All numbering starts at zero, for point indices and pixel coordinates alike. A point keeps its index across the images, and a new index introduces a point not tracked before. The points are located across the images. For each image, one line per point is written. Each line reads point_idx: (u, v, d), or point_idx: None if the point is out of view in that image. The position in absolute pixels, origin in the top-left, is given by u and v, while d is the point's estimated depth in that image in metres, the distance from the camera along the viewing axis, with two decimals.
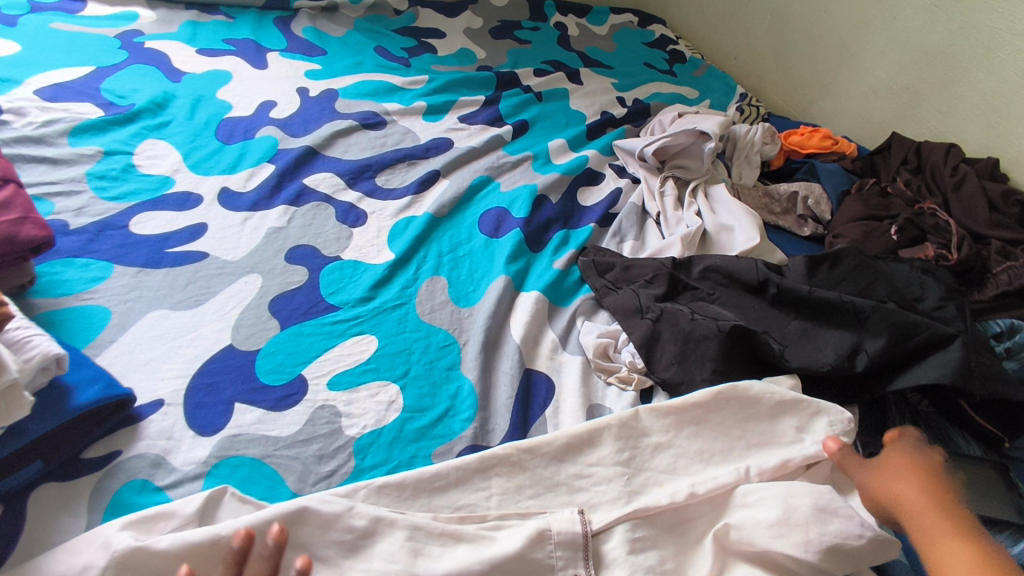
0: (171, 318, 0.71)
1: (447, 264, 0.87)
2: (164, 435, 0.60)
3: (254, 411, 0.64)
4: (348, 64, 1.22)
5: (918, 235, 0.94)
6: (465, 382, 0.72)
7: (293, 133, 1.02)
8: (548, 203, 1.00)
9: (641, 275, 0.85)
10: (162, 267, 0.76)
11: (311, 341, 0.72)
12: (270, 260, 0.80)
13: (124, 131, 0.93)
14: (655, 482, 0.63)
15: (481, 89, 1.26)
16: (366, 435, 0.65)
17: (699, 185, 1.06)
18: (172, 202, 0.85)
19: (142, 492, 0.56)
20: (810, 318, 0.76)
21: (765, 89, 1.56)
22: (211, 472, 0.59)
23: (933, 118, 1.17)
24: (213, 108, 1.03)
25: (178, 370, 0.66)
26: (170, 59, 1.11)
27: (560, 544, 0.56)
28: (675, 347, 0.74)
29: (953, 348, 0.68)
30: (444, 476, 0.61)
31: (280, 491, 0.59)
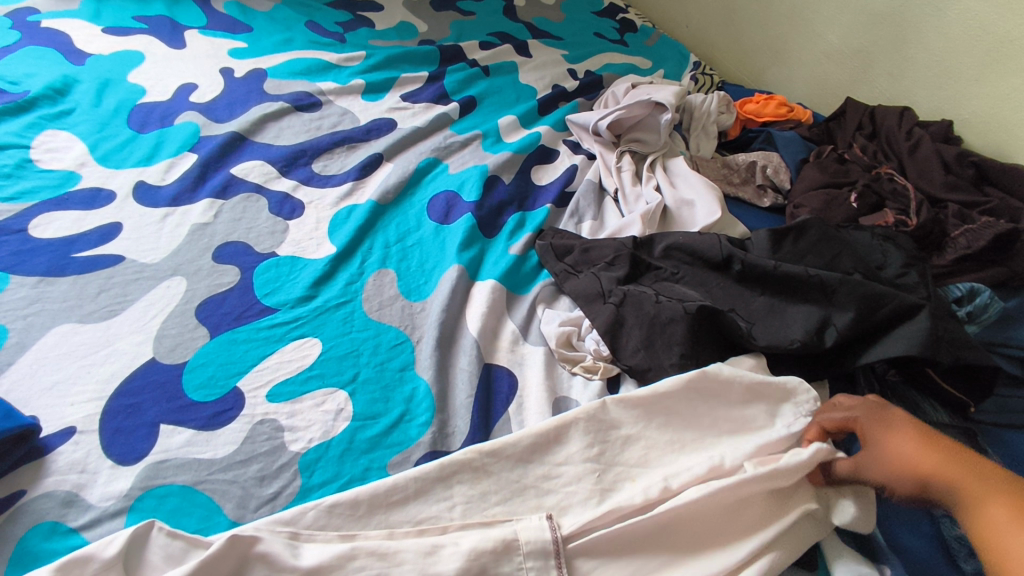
0: (81, 333, 0.62)
1: (395, 255, 0.81)
2: (76, 468, 0.53)
3: (183, 432, 0.57)
4: (276, 41, 1.12)
5: (876, 202, 0.93)
6: (421, 383, 0.67)
7: (217, 118, 0.93)
8: (500, 184, 0.95)
9: (601, 257, 0.81)
10: (68, 275, 0.67)
11: (246, 349, 0.65)
12: (196, 260, 0.72)
13: (17, 121, 0.83)
14: (627, 477, 0.59)
15: (424, 65, 1.19)
16: (313, 449, 0.58)
17: (656, 159, 1.02)
18: (78, 201, 0.76)
19: (52, 537, 0.49)
20: (776, 293, 0.74)
21: (717, 57, 1.53)
22: (134, 507, 0.51)
23: (885, 82, 1.16)
24: (123, 93, 0.93)
25: (90, 392, 0.58)
26: (71, 39, 1.00)
27: (530, 555, 0.52)
28: (641, 332, 0.71)
29: (921, 318, 0.67)
30: (402, 489, 0.55)
31: (217, 520, 0.52)
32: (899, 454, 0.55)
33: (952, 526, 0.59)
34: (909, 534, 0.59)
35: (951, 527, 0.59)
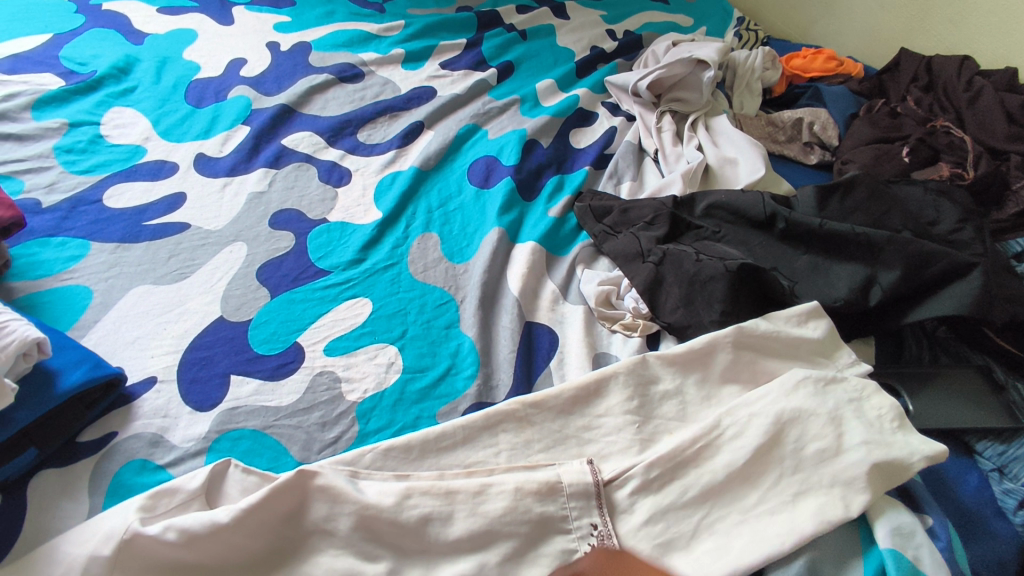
0: (156, 294, 0.67)
1: (438, 220, 0.83)
2: (160, 413, 0.58)
3: (251, 382, 0.62)
4: (319, 14, 1.15)
5: (931, 155, 0.90)
6: (465, 340, 0.70)
7: (266, 92, 0.97)
8: (539, 148, 0.96)
9: (640, 217, 0.81)
10: (141, 241, 0.72)
11: (304, 308, 0.69)
12: (254, 227, 0.77)
13: (88, 100, 0.88)
14: (665, 430, 0.62)
15: (462, 32, 1.19)
16: (368, 398, 0.63)
17: (698, 118, 1.01)
18: (145, 172, 0.81)
19: (143, 472, 0.54)
20: (821, 251, 0.74)
21: (760, 11, 1.46)
22: (212, 447, 0.56)
23: (943, 30, 1.11)
24: (180, 69, 0.97)
25: (168, 346, 0.63)
26: (130, 20, 1.05)
27: (573, 495, 0.55)
28: (681, 290, 0.72)
29: (974, 276, 0.66)
30: (451, 436, 0.59)
31: (285, 461, 0.57)
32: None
33: (999, 481, 0.61)
34: (962, 487, 0.62)
35: (998, 482, 0.61)
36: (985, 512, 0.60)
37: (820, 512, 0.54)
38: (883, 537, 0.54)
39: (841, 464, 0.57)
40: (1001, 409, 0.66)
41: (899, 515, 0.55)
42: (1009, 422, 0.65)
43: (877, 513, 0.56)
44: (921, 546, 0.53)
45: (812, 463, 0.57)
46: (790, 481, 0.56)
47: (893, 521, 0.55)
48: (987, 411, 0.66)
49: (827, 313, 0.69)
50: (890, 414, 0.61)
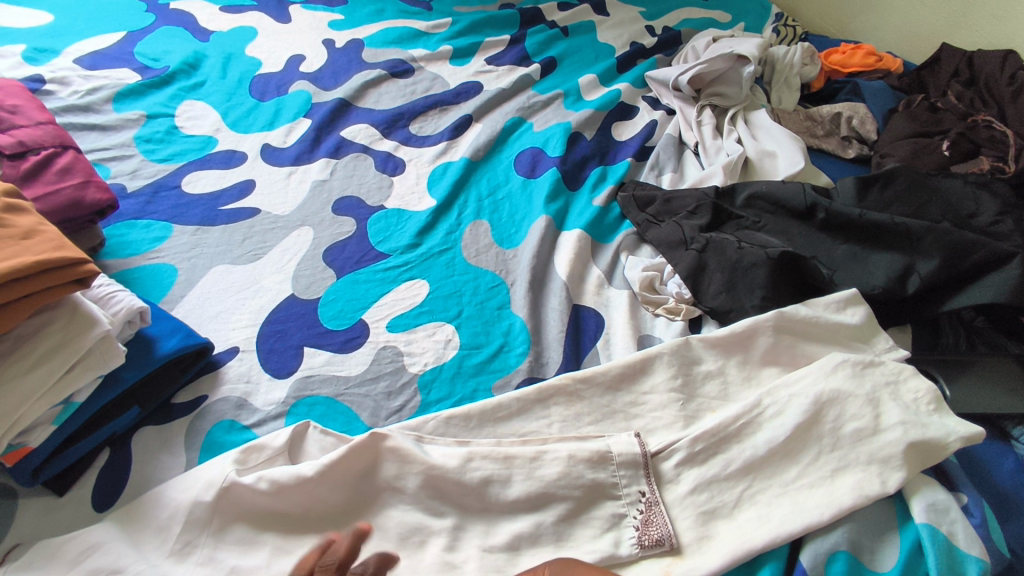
0: (234, 272, 0.73)
1: (488, 207, 0.88)
2: (243, 379, 0.63)
3: (323, 353, 0.67)
4: (370, 12, 1.20)
5: (972, 148, 0.91)
6: (516, 320, 0.74)
7: (324, 86, 1.02)
8: (583, 140, 1.00)
9: (683, 207, 0.84)
10: (218, 224, 0.78)
11: (367, 287, 0.74)
12: (319, 213, 0.82)
13: (162, 94, 0.95)
14: (708, 407, 0.65)
15: (505, 29, 1.23)
16: (429, 371, 0.67)
17: (738, 111, 1.04)
18: (217, 161, 0.87)
19: (231, 431, 0.59)
20: (860, 241, 0.77)
21: (799, 7, 1.47)
22: (291, 411, 0.61)
23: (986, 25, 1.12)
24: (244, 65, 1.03)
25: (247, 319, 0.68)
26: (196, 18, 1.11)
27: (622, 464, 0.59)
28: (723, 276, 0.75)
29: (1012, 266, 0.68)
30: (507, 407, 0.63)
31: (357, 425, 0.62)
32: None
33: None
34: (999, 471, 0.63)
35: None
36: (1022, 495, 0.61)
37: (859, 486, 0.57)
38: (919, 513, 0.56)
39: (879, 442, 0.59)
40: None
41: (935, 492, 0.58)
42: None
43: (913, 489, 0.58)
44: (955, 522, 0.56)
45: (850, 441, 0.60)
46: (829, 456, 0.59)
47: (929, 497, 0.57)
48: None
49: (866, 300, 0.72)
50: (927, 397, 0.63)
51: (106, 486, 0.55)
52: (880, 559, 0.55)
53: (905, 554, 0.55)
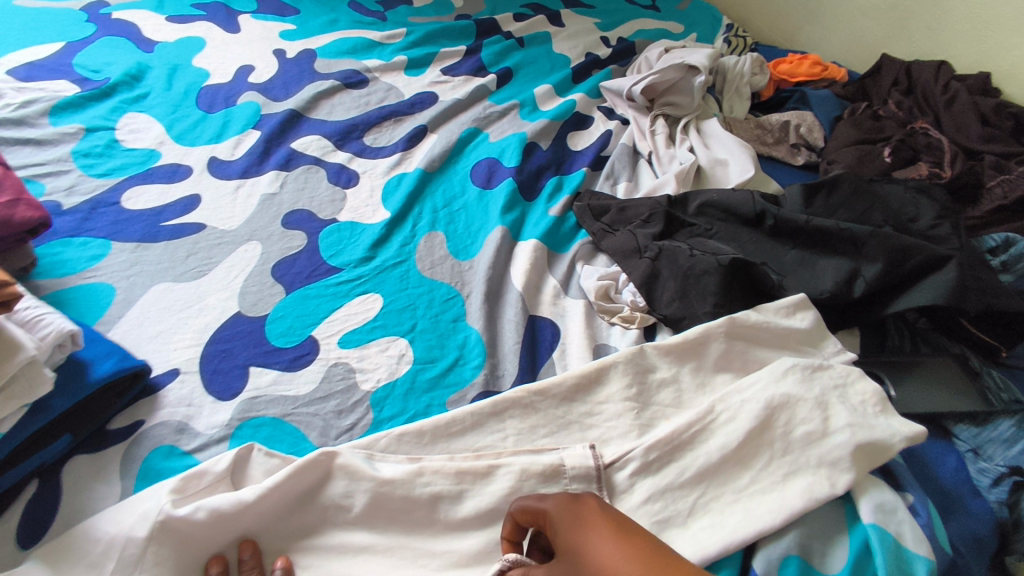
0: (176, 290, 0.70)
1: (444, 219, 0.87)
2: (184, 402, 0.61)
3: (270, 372, 0.65)
4: (323, 22, 1.18)
5: (911, 155, 0.95)
6: (472, 332, 0.73)
7: (274, 98, 1.00)
8: (539, 151, 1.00)
9: (637, 216, 0.85)
10: (159, 241, 0.75)
11: (318, 303, 0.72)
12: (267, 227, 0.80)
13: (102, 107, 0.91)
14: (662, 415, 0.65)
15: (462, 40, 1.23)
16: (381, 388, 0.66)
17: (690, 121, 1.05)
18: (161, 175, 0.84)
19: (170, 457, 0.57)
20: (807, 247, 0.78)
21: (749, 18, 1.50)
22: (234, 434, 0.59)
23: (922, 36, 1.17)
24: (191, 76, 1.01)
25: (190, 339, 0.66)
26: (140, 29, 1.08)
27: (575, 477, 0.59)
28: (675, 284, 0.75)
29: (948, 268, 0.70)
30: (461, 422, 0.62)
31: (304, 446, 0.60)
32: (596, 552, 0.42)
33: (974, 461, 0.65)
34: (940, 468, 0.65)
35: (974, 462, 0.65)
36: (962, 491, 0.63)
37: (809, 489, 0.58)
38: (867, 513, 0.57)
39: (827, 445, 0.60)
40: (975, 394, 0.70)
41: (882, 493, 0.59)
42: (983, 403, 0.69)
43: (862, 490, 0.59)
44: (902, 521, 0.57)
45: (801, 445, 0.61)
46: (781, 460, 0.60)
47: (876, 498, 0.58)
48: (961, 396, 0.70)
49: (813, 304, 0.73)
50: (872, 399, 0.65)
51: (32, 522, 0.51)
52: (831, 561, 0.56)
53: (854, 555, 0.56)
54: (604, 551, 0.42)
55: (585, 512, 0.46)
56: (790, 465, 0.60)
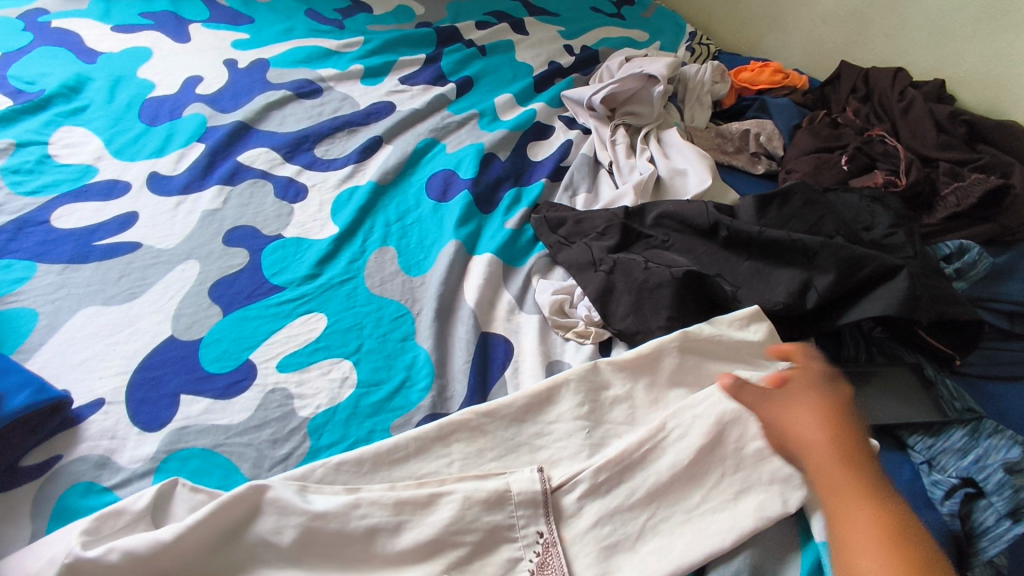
0: (105, 314, 0.67)
1: (395, 233, 0.84)
2: (107, 435, 0.58)
3: (201, 401, 0.62)
4: (278, 31, 1.15)
5: (868, 163, 0.94)
6: (421, 352, 0.71)
7: (222, 109, 0.97)
8: (496, 161, 0.98)
9: (593, 228, 0.83)
10: (91, 261, 0.72)
11: (257, 324, 0.69)
12: (207, 244, 0.77)
13: (36, 120, 0.87)
14: (614, 434, 0.63)
15: (421, 48, 1.21)
16: (321, 414, 0.63)
17: (650, 130, 1.04)
18: (96, 192, 0.80)
19: (88, 495, 0.54)
20: (762, 257, 0.77)
21: (713, 26, 1.50)
22: (160, 468, 0.56)
23: (880, 43, 1.17)
24: (134, 88, 0.97)
25: (117, 367, 0.63)
26: (83, 38, 1.04)
27: (521, 503, 0.56)
28: (630, 298, 0.73)
29: (900, 278, 0.69)
30: (404, 448, 0.60)
31: (235, 479, 0.57)
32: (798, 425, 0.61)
33: (927, 473, 0.63)
34: (896, 479, 0.64)
35: (927, 474, 0.63)
36: (914, 503, 0.62)
37: (759, 509, 0.56)
38: (820, 530, 0.55)
39: (778, 462, 0.59)
40: (930, 405, 0.69)
41: None
42: (937, 415, 0.68)
43: (814, 506, 0.58)
44: None
45: (753, 463, 0.59)
46: (732, 479, 0.58)
47: None
48: (915, 408, 0.69)
49: (767, 315, 0.72)
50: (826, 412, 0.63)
51: None
52: None
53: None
54: (805, 421, 0.61)
55: (770, 396, 0.63)
56: (740, 484, 0.58)
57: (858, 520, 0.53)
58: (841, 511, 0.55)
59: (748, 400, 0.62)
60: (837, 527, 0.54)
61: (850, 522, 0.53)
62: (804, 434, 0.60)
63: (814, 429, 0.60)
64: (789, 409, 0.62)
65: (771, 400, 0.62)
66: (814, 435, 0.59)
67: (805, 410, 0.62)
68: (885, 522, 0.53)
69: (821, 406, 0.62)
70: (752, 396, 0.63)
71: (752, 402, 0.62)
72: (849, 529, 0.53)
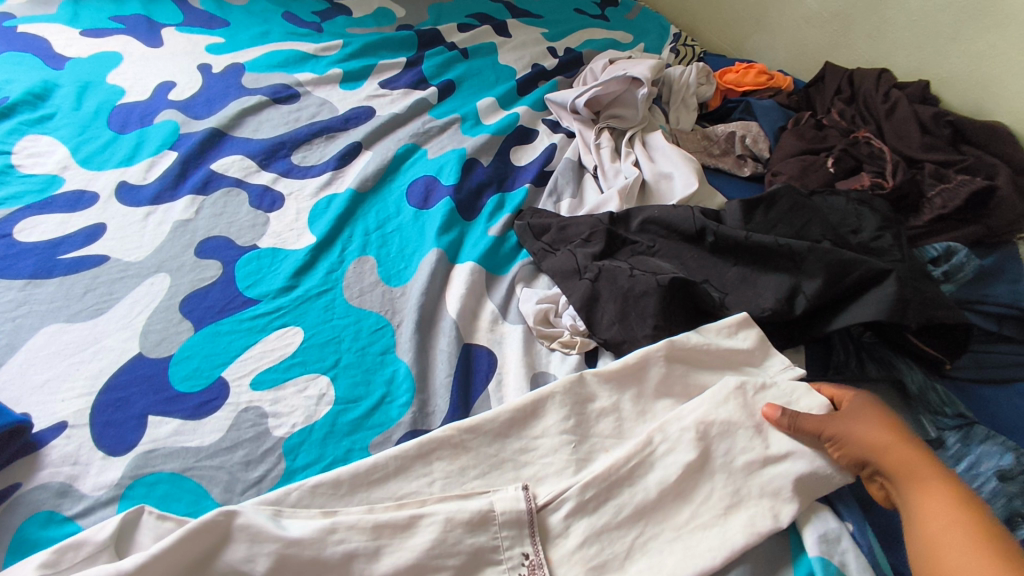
0: (70, 332, 0.64)
1: (375, 242, 0.82)
2: (69, 460, 0.55)
3: (170, 422, 0.59)
4: (254, 34, 1.13)
5: (854, 165, 0.94)
6: (401, 365, 0.68)
7: (195, 116, 0.94)
8: (479, 167, 0.96)
9: (577, 234, 0.81)
10: (54, 277, 0.69)
11: (230, 340, 0.67)
12: (178, 257, 0.74)
13: None
14: (601, 448, 0.61)
15: (402, 51, 1.19)
16: (296, 433, 0.60)
17: (635, 134, 1.03)
18: (61, 203, 0.77)
19: (49, 525, 0.51)
20: (749, 263, 0.76)
21: (698, 27, 1.49)
22: (125, 494, 0.54)
23: (864, 44, 1.17)
24: (104, 94, 0.94)
25: (81, 388, 0.60)
26: (50, 43, 1.01)
27: (505, 524, 0.54)
28: (615, 306, 0.72)
29: (889, 282, 0.68)
30: (383, 468, 0.57)
31: (205, 504, 0.54)
32: (864, 430, 0.57)
33: None
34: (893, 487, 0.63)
35: None
36: None
37: (751, 524, 0.55)
38: (812, 545, 0.54)
39: (767, 475, 0.57)
40: (919, 412, 0.68)
41: (826, 521, 0.56)
42: (927, 421, 0.67)
43: (806, 519, 0.56)
44: (847, 551, 0.53)
45: (742, 477, 0.57)
46: (723, 493, 0.56)
47: (821, 527, 0.55)
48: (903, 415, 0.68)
49: (755, 322, 0.70)
50: None
51: None
52: None
53: None
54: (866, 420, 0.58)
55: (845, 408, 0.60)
56: (731, 498, 0.56)
57: (941, 511, 0.50)
58: (922, 507, 0.51)
59: (809, 426, 0.59)
60: (921, 523, 0.50)
61: (924, 503, 0.51)
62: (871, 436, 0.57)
63: (879, 431, 0.57)
64: (855, 419, 0.58)
65: (836, 416, 0.59)
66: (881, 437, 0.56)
67: (866, 416, 0.59)
68: (967, 510, 0.49)
69: (883, 412, 0.59)
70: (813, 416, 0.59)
71: (812, 429, 0.59)
72: (933, 521, 0.50)
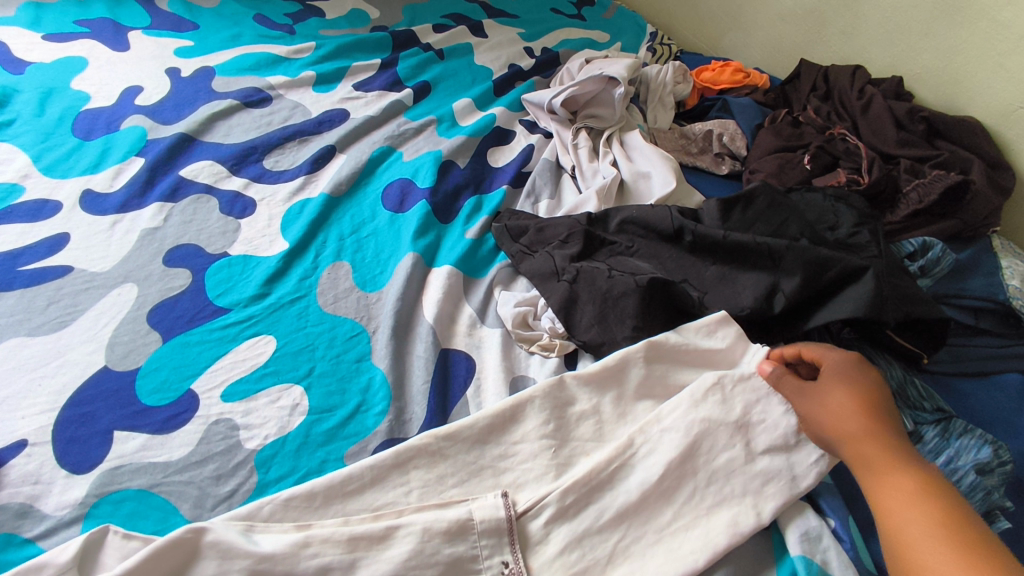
0: (31, 346, 0.62)
1: (350, 247, 0.81)
2: (30, 480, 0.53)
3: (137, 437, 0.57)
4: (224, 37, 1.10)
5: (831, 161, 0.94)
6: (377, 372, 0.67)
7: (163, 121, 0.92)
8: (455, 169, 0.95)
9: (555, 236, 0.81)
10: (14, 289, 0.67)
11: (200, 350, 0.65)
12: (146, 266, 0.72)
13: None
14: (581, 452, 0.60)
15: (377, 53, 1.17)
16: (269, 445, 0.59)
17: (612, 133, 1.02)
18: (22, 213, 0.75)
19: (8, 548, 0.49)
20: (726, 262, 0.75)
21: (675, 26, 1.50)
22: (90, 513, 0.52)
23: (839, 41, 1.18)
24: (68, 100, 0.92)
25: (43, 404, 0.58)
26: (11, 48, 0.98)
27: (485, 532, 0.53)
28: (594, 308, 0.71)
29: (866, 279, 0.68)
30: (358, 478, 0.56)
31: (174, 521, 0.53)
32: (832, 417, 0.56)
33: None
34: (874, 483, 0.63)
35: None
36: None
37: (733, 523, 0.54)
38: (794, 544, 0.54)
39: (748, 474, 0.57)
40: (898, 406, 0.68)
41: (807, 519, 0.55)
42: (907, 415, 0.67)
43: (787, 519, 0.56)
44: (828, 549, 0.53)
45: (723, 477, 0.57)
46: (705, 493, 0.56)
47: (802, 526, 0.55)
48: None
49: (735, 321, 0.70)
50: None
51: None
52: None
53: None
54: (835, 403, 0.57)
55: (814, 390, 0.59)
56: (713, 499, 0.56)
57: (899, 503, 0.49)
58: (881, 498, 0.51)
59: (788, 390, 0.61)
60: (882, 516, 0.50)
61: (885, 495, 0.50)
62: (839, 424, 0.56)
63: (850, 417, 0.55)
64: (822, 401, 0.58)
65: (807, 396, 0.59)
66: (851, 426, 0.55)
67: (835, 399, 0.58)
68: (928, 502, 0.48)
69: (856, 392, 0.58)
70: (791, 388, 0.61)
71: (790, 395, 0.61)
72: (894, 516, 0.49)
